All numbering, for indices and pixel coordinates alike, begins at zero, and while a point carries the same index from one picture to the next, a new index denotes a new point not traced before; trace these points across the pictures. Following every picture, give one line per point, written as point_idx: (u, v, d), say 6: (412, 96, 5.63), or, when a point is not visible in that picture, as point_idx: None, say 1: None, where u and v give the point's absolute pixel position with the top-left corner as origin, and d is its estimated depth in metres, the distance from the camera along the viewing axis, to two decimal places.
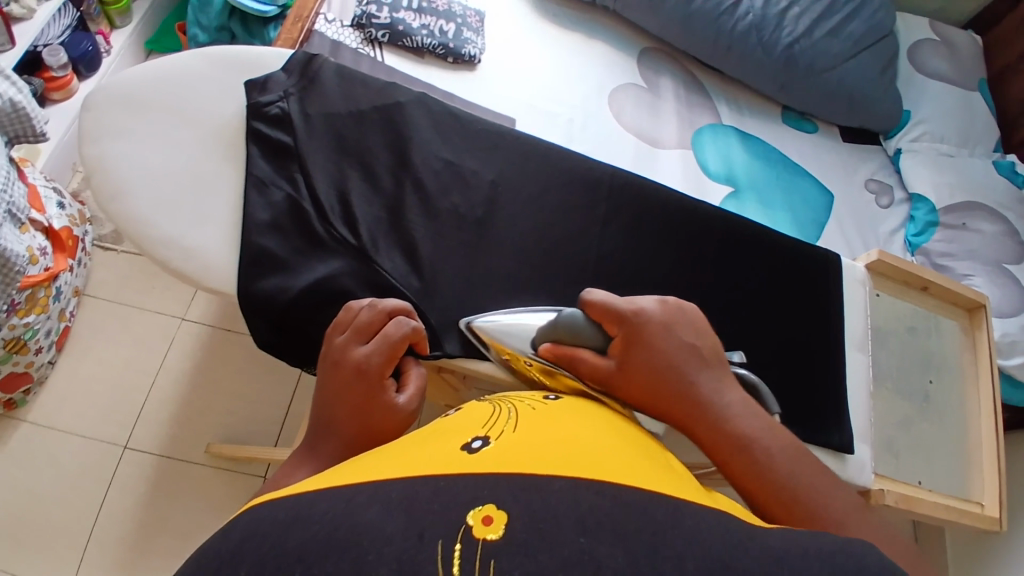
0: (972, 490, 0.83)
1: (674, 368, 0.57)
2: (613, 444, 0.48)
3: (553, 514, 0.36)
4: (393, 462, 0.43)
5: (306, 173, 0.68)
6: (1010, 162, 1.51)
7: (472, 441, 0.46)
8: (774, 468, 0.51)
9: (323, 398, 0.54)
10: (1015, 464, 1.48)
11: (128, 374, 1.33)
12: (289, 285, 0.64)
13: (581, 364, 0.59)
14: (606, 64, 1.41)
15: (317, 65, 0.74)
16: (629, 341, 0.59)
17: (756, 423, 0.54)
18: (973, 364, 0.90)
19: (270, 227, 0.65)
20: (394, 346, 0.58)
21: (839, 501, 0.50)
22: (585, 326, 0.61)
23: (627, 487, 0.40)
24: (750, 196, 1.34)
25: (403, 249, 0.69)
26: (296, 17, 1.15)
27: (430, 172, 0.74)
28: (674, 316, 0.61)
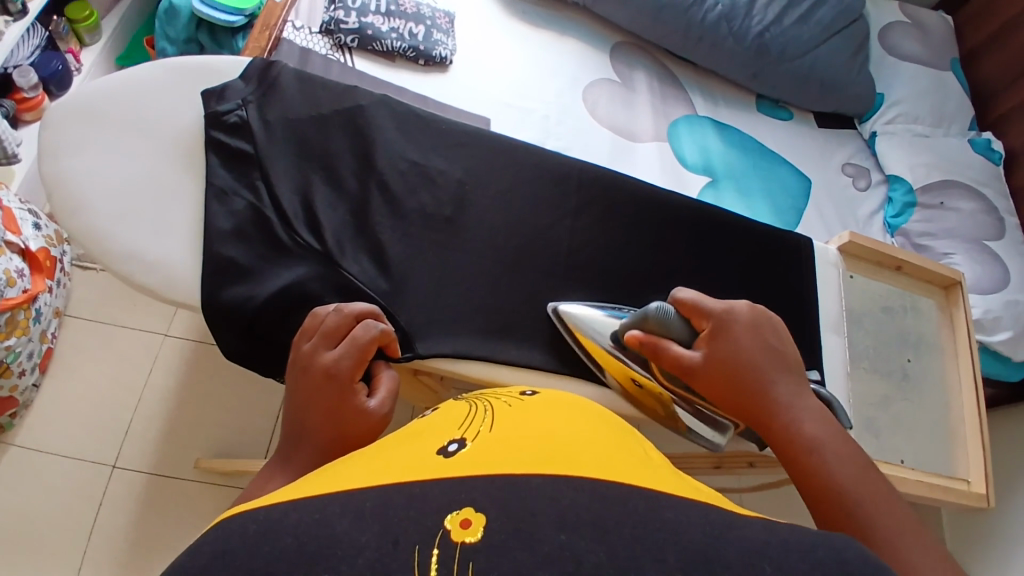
0: (956, 467, 0.83)
1: (754, 368, 0.59)
2: (591, 437, 0.47)
3: (531, 513, 0.35)
4: (368, 469, 0.43)
5: (268, 180, 0.68)
6: (985, 140, 1.52)
7: (449, 444, 0.45)
8: (837, 474, 0.50)
9: (293, 404, 0.54)
10: (1005, 439, 1.49)
11: (113, 393, 1.32)
12: (254, 293, 0.63)
13: (668, 351, 0.62)
14: (578, 60, 1.41)
15: (276, 71, 0.73)
16: (716, 334, 0.62)
17: (827, 432, 0.54)
18: (952, 341, 0.90)
19: (233, 236, 0.65)
20: (362, 348, 0.57)
21: (907, 518, 0.48)
22: (675, 318, 0.64)
23: (608, 481, 0.39)
24: (728, 185, 1.34)
25: (371, 253, 0.69)
26: (263, 25, 1.14)
27: (396, 174, 0.73)
28: (758, 317, 0.63)
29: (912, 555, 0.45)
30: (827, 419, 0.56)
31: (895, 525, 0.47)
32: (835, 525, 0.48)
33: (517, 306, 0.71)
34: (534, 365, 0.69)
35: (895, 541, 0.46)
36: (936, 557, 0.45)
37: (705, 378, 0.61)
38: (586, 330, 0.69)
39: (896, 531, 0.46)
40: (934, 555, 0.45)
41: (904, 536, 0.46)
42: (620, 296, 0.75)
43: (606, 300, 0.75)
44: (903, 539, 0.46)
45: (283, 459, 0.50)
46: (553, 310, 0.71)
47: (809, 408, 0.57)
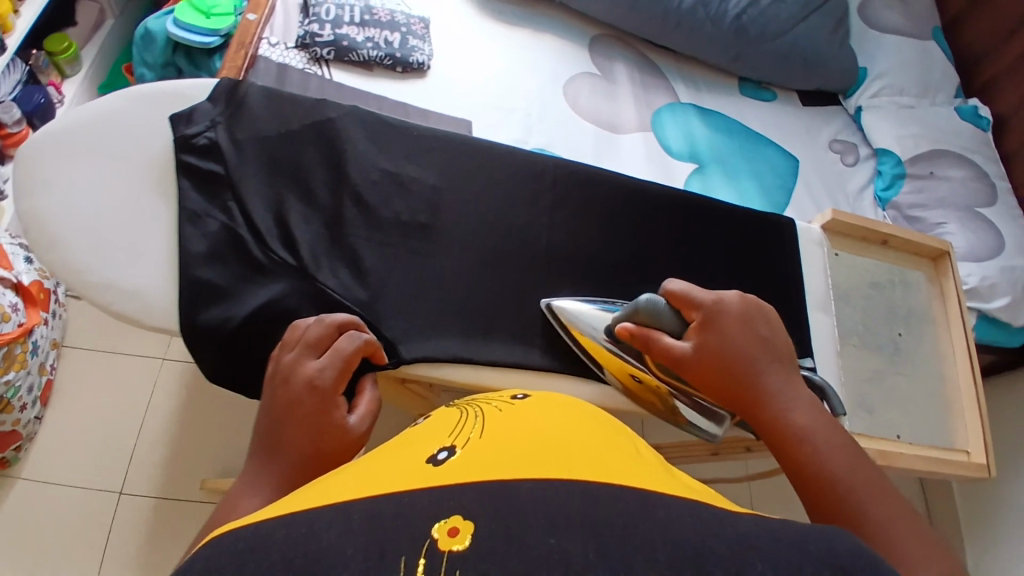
0: (956, 439, 0.83)
1: (743, 359, 0.59)
2: (578, 437, 0.47)
3: (520, 518, 0.35)
4: (356, 479, 0.42)
5: (239, 199, 0.68)
6: (972, 107, 1.51)
7: (438, 453, 0.45)
8: (829, 464, 0.50)
9: (270, 415, 0.54)
10: (1010, 407, 1.48)
11: (115, 420, 1.32)
12: (231, 314, 0.63)
13: (657, 344, 0.63)
14: (557, 56, 1.40)
15: (243, 89, 0.73)
16: (705, 324, 0.61)
17: (819, 422, 0.54)
18: (945, 312, 0.90)
19: (207, 258, 0.65)
20: (347, 359, 0.58)
21: (898, 506, 0.47)
22: (665, 309, 0.64)
23: (599, 483, 0.39)
24: (714, 170, 1.34)
25: (348, 264, 0.69)
26: (239, 44, 1.13)
27: (369, 184, 0.73)
28: (749, 308, 0.62)
29: (902, 544, 0.44)
30: (814, 405, 0.56)
31: (887, 514, 0.47)
32: (827, 515, 0.48)
33: (499, 307, 0.71)
34: (521, 364, 0.69)
35: (885, 530, 0.45)
36: (926, 546, 0.45)
37: (693, 370, 0.61)
38: (581, 326, 0.70)
39: (886, 521, 0.46)
40: (925, 543, 0.45)
41: (895, 525, 0.46)
42: (601, 291, 0.75)
43: (587, 296, 0.75)
44: (894, 528, 0.46)
45: (261, 473, 0.50)
46: (548, 305, 0.72)
47: (800, 397, 0.56)
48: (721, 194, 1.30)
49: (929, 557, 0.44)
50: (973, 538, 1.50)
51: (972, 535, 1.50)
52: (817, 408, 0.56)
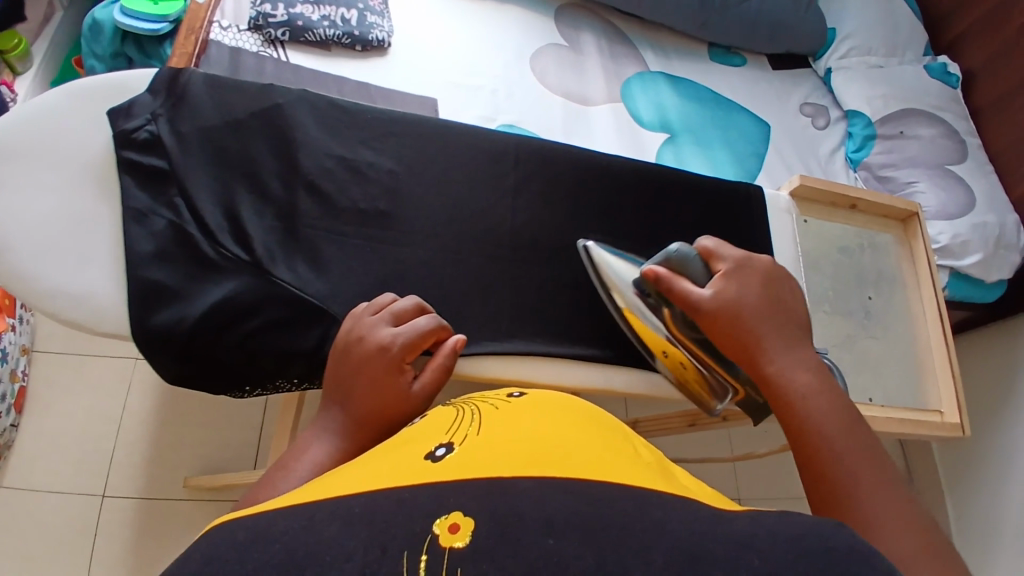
0: (929, 400, 0.83)
1: (754, 313, 0.59)
2: (581, 441, 0.44)
3: (519, 516, 0.34)
4: (355, 476, 0.41)
5: (186, 194, 0.65)
6: (941, 64, 1.50)
7: (436, 450, 0.43)
8: (819, 428, 0.50)
9: (346, 367, 0.55)
10: (984, 361, 1.51)
11: (91, 425, 1.29)
12: (185, 314, 0.61)
13: (679, 287, 0.61)
14: (523, 28, 1.37)
15: (184, 78, 0.70)
16: (733, 273, 0.62)
17: (817, 388, 0.53)
18: (914, 274, 0.90)
19: (157, 258, 0.63)
20: (421, 336, 0.58)
21: (884, 478, 0.47)
22: (695, 258, 0.64)
23: (603, 487, 0.37)
24: (686, 139, 1.32)
25: (306, 257, 0.67)
26: (189, 29, 1.06)
27: (324, 173, 0.71)
28: (776, 271, 0.63)
29: (874, 515, 0.44)
30: (823, 388, 0.54)
31: (868, 484, 0.46)
32: (810, 478, 0.49)
33: (467, 291, 0.70)
34: (491, 350, 0.68)
35: (860, 499, 0.45)
36: (902, 519, 0.44)
37: (710, 313, 0.59)
38: (606, 270, 0.70)
39: (865, 490, 0.46)
40: (901, 516, 0.44)
41: (874, 496, 0.45)
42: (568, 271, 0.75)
43: (555, 278, 0.74)
44: (872, 499, 0.45)
45: (332, 421, 0.52)
46: (585, 245, 0.72)
47: (802, 362, 0.56)
48: (694, 163, 1.29)
49: (904, 530, 0.43)
50: (954, 491, 1.54)
51: (954, 488, 1.54)
52: (826, 377, 0.55)
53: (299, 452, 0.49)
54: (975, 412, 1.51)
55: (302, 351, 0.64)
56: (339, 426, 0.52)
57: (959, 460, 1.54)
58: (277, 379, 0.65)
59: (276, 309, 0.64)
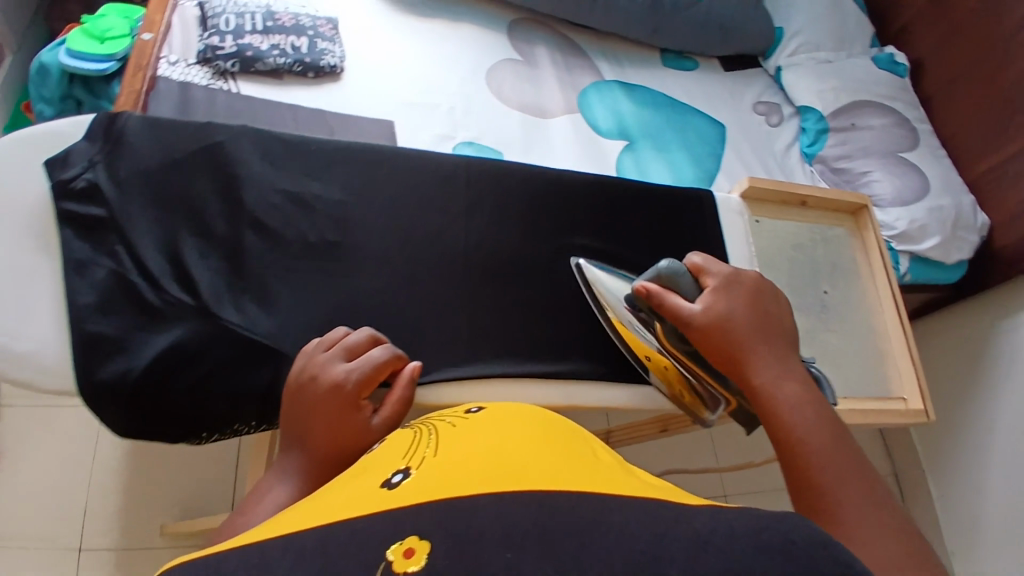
0: (893, 388, 0.85)
1: (743, 326, 0.61)
2: (539, 449, 0.42)
3: (478, 533, 0.31)
4: (308, 513, 0.38)
5: (127, 241, 0.64)
6: (887, 55, 1.54)
7: (392, 476, 0.40)
8: (805, 438, 0.51)
9: (302, 407, 0.55)
10: (953, 343, 1.54)
11: (62, 478, 1.26)
12: (130, 366, 0.60)
13: (670, 302, 0.65)
14: (477, 44, 1.35)
15: (121, 122, 0.69)
16: (720, 287, 0.65)
17: (802, 401, 0.54)
18: (869, 265, 0.93)
19: (99, 309, 0.62)
20: (375, 369, 0.58)
21: (866, 486, 0.47)
22: (684, 273, 0.67)
23: (563, 492, 0.35)
24: (645, 144, 1.33)
25: (254, 296, 0.66)
26: (135, 67, 1.03)
27: (268, 209, 0.70)
28: (762, 284, 0.67)
29: (855, 519, 0.44)
30: (807, 399, 0.54)
31: (850, 490, 0.47)
32: (794, 480, 0.49)
33: (423, 316, 0.70)
34: (453, 375, 0.68)
35: (841, 503, 0.46)
36: (882, 522, 0.44)
37: (700, 323, 0.62)
38: (601, 289, 0.75)
39: (847, 495, 0.46)
40: (883, 522, 0.44)
41: (854, 501, 0.46)
42: (527, 285, 0.76)
43: (512, 296, 0.75)
44: (852, 503, 0.46)
45: (292, 463, 0.52)
46: (579, 267, 0.77)
47: (789, 379, 0.57)
48: (653, 169, 1.30)
49: (886, 534, 0.43)
50: (935, 471, 1.56)
51: (933, 468, 1.57)
52: (814, 391, 0.56)
53: (261, 495, 0.49)
54: (949, 394, 1.54)
55: (256, 392, 0.63)
56: (298, 467, 0.51)
57: (937, 442, 1.57)
58: (233, 424, 0.64)
59: (224, 351, 0.63)
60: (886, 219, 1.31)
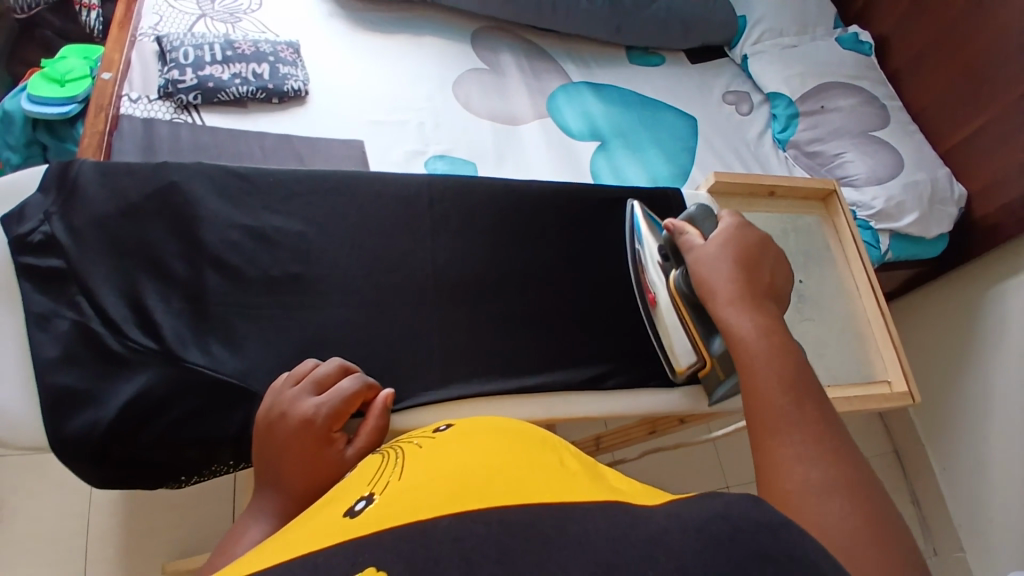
0: (877, 372, 0.89)
1: (725, 269, 0.62)
2: (502, 461, 0.41)
3: (434, 559, 0.30)
4: (266, 548, 0.36)
5: (87, 291, 0.64)
6: (852, 35, 1.55)
7: (355, 504, 0.39)
8: (769, 391, 0.50)
9: (273, 447, 0.54)
10: (939, 317, 1.55)
11: (57, 524, 1.22)
12: (99, 417, 0.60)
13: (684, 235, 0.69)
14: (442, 56, 1.34)
15: (74, 171, 0.69)
16: (728, 231, 0.66)
17: (764, 339, 0.54)
18: (842, 249, 0.97)
19: (64, 361, 0.62)
20: (343, 404, 0.57)
21: (816, 422, 0.47)
22: (707, 221, 0.71)
23: (520, 506, 0.34)
24: (617, 144, 1.33)
25: (221, 336, 0.67)
26: (96, 107, 1.01)
27: (230, 248, 0.71)
28: (765, 241, 0.66)
29: (795, 451, 0.45)
30: (782, 354, 0.53)
31: (796, 423, 0.47)
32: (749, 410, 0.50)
33: (397, 339, 0.72)
34: (433, 399, 0.70)
35: (785, 435, 0.46)
36: (821, 455, 0.44)
37: (699, 257, 0.65)
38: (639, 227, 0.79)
39: (801, 447, 0.45)
40: (824, 454, 0.44)
41: (798, 435, 0.46)
42: (499, 294, 0.79)
43: (486, 313, 0.77)
44: (802, 448, 0.45)
45: (267, 502, 0.51)
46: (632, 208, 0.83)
47: (759, 322, 0.56)
48: (628, 168, 1.30)
49: (828, 467, 0.43)
50: (934, 443, 1.56)
51: (932, 443, 1.57)
52: (787, 346, 0.54)
53: (239, 537, 0.49)
54: (941, 368, 1.54)
55: (226, 436, 0.63)
56: (276, 505, 0.51)
57: (933, 417, 1.57)
58: (212, 465, 0.65)
59: (190, 397, 0.63)
60: (863, 198, 1.30)
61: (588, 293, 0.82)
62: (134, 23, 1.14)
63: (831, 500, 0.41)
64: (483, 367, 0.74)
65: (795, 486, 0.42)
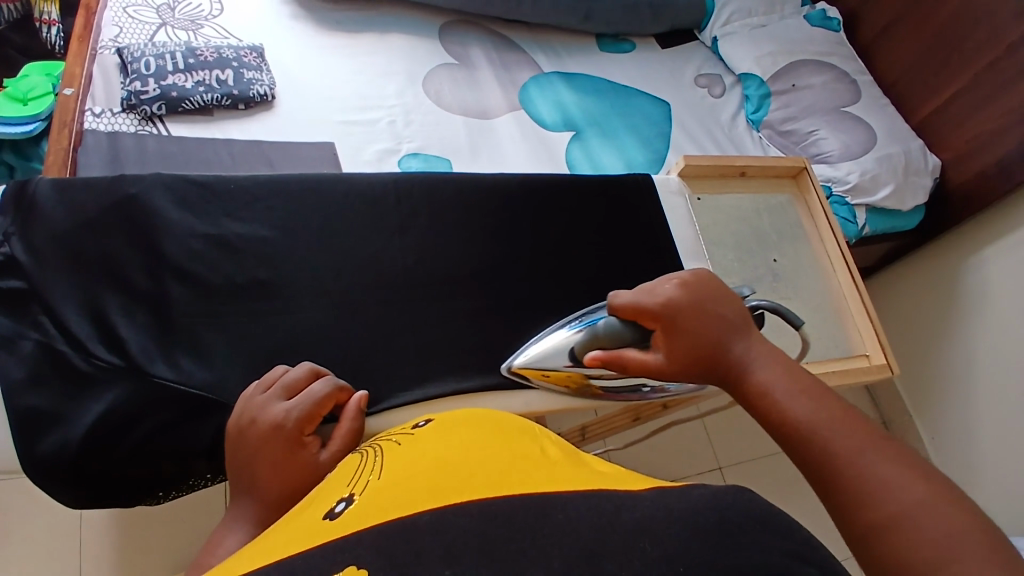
0: (856, 346, 0.90)
1: (710, 345, 0.58)
2: (478, 455, 0.41)
3: (413, 554, 0.30)
4: (244, 554, 0.36)
5: (51, 311, 0.63)
6: (819, 11, 1.55)
7: (336, 505, 0.39)
8: (795, 413, 0.51)
9: (244, 453, 0.54)
10: (918, 288, 1.56)
11: (48, 548, 1.20)
12: (69, 438, 0.60)
13: (630, 360, 0.63)
14: (409, 53, 1.32)
15: (31, 189, 0.68)
16: (667, 327, 0.61)
17: (780, 374, 0.55)
18: (814, 226, 0.98)
19: (30, 384, 0.61)
20: (316, 404, 0.58)
21: (870, 432, 0.48)
22: (624, 327, 0.65)
23: (499, 498, 0.34)
24: (592, 133, 1.32)
25: (192, 349, 0.66)
26: (58, 123, 0.99)
27: (195, 258, 0.70)
28: (699, 291, 0.61)
29: (871, 462, 0.45)
30: (785, 373, 0.55)
31: (850, 441, 0.47)
32: (796, 454, 0.50)
33: (374, 340, 0.72)
34: (413, 398, 0.70)
35: (859, 459, 0.46)
36: (889, 463, 0.45)
37: (675, 375, 0.60)
38: (541, 364, 0.72)
39: (868, 463, 0.45)
40: (897, 462, 0.45)
41: (867, 454, 0.46)
42: (474, 290, 0.78)
43: (461, 309, 0.77)
44: (869, 461, 0.45)
45: (243, 510, 0.51)
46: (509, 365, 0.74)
47: (767, 360, 0.57)
48: (604, 156, 1.29)
49: (910, 476, 0.44)
50: (921, 414, 1.58)
51: (920, 414, 1.58)
52: (787, 365, 0.56)
53: (215, 547, 0.49)
54: (923, 338, 1.56)
55: (201, 448, 0.63)
56: (251, 514, 0.51)
57: (919, 389, 1.58)
58: (190, 479, 0.65)
59: (164, 412, 0.63)
60: (838, 174, 1.30)
61: (564, 284, 0.82)
62: (93, 35, 1.12)
63: (932, 513, 0.41)
64: (460, 363, 0.74)
65: (898, 511, 0.42)
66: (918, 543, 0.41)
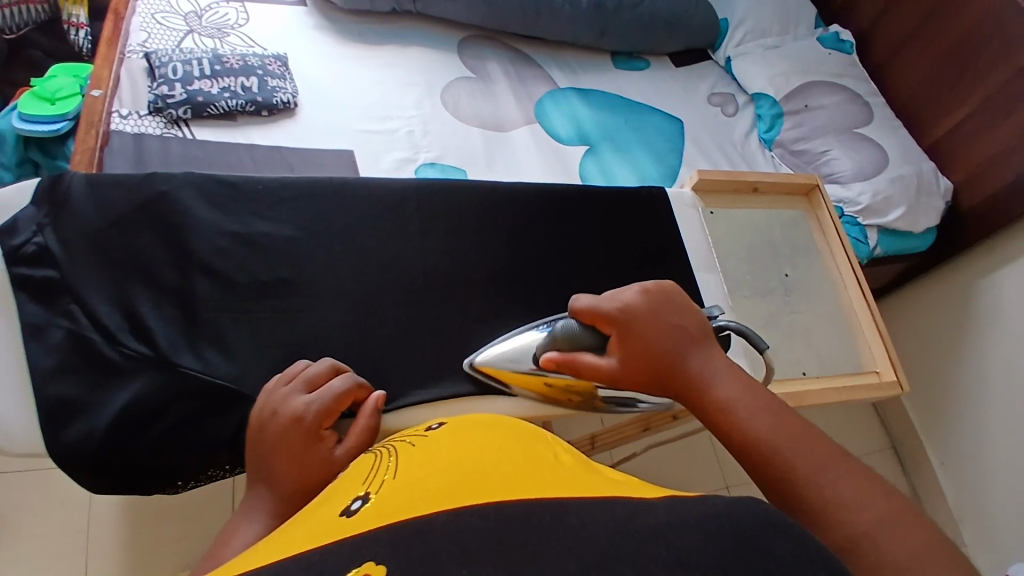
0: (866, 363, 0.91)
1: (663, 351, 0.61)
2: (495, 458, 0.42)
3: (431, 552, 0.31)
4: (261, 549, 0.37)
5: (80, 300, 0.65)
6: (833, 33, 1.57)
7: (352, 503, 0.40)
8: (756, 427, 0.52)
9: (265, 444, 0.55)
10: (931, 309, 1.56)
11: (56, 544, 1.21)
12: (92, 427, 0.61)
13: (585, 365, 0.64)
14: (428, 65, 1.35)
15: (65, 183, 0.70)
16: (622, 332, 0.63)
17: (740, 390, 0.56)
18: (827, 243, 0.99)
19: (58, 371, 0.63)
20: (335, 400, 0.59)
21: (826, 450, 0.50)
22: (581, 330, 0.66)
23: (512, 501, 0.35)
24: (605, 147, 1.34)
25: (215, 343, 0.68)
26: (86, 124, 1.02)
27: (219, 255, 0.72)
28: (659, 299, 0.65)
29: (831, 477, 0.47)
30: (743, 385, 0.57)
31: (810, 460, 0.49)
32: (755, 467, 0.51)
33: (390, 342, 0.73)
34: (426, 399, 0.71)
35: (819, 477, 0.48)
36: (848, 479, 0.47)
37: (626, 379, 0.63)
38: (506, 364, 0.71)
39: (826, 480, 0.47)
40: (853, 478, 0.47)
41: (826, 472, 0.48)
42: (489, 296, 0.80)
43: (476, 313, 0.78)
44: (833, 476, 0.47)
45: (261, 501, 0.52)
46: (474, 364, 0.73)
47: (727, 374, 0.59)
48: (617, 170, 1.31)
49: (867, 493, 0.46)
50: (932, 438, 1.57)
51: (930, 436, 1.57)
52: (744, 380, 0.58)
53: (231, 538, 0.50)
54: (933, 359, 1.56)
55: (220, 440, 0.64)
56: (268, 506, 0.52)
57: (928, 411, 1.58)
58: (210, 470, 0.67)
59: (185, 404, 0.64)
60: (849, 194, 1.31)
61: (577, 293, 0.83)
62: (122, 40, 1.15)
63: (891, 529, 0.44)
64: None
65: (860, 529, 0.44)
66: (878, 559, 0.42)
